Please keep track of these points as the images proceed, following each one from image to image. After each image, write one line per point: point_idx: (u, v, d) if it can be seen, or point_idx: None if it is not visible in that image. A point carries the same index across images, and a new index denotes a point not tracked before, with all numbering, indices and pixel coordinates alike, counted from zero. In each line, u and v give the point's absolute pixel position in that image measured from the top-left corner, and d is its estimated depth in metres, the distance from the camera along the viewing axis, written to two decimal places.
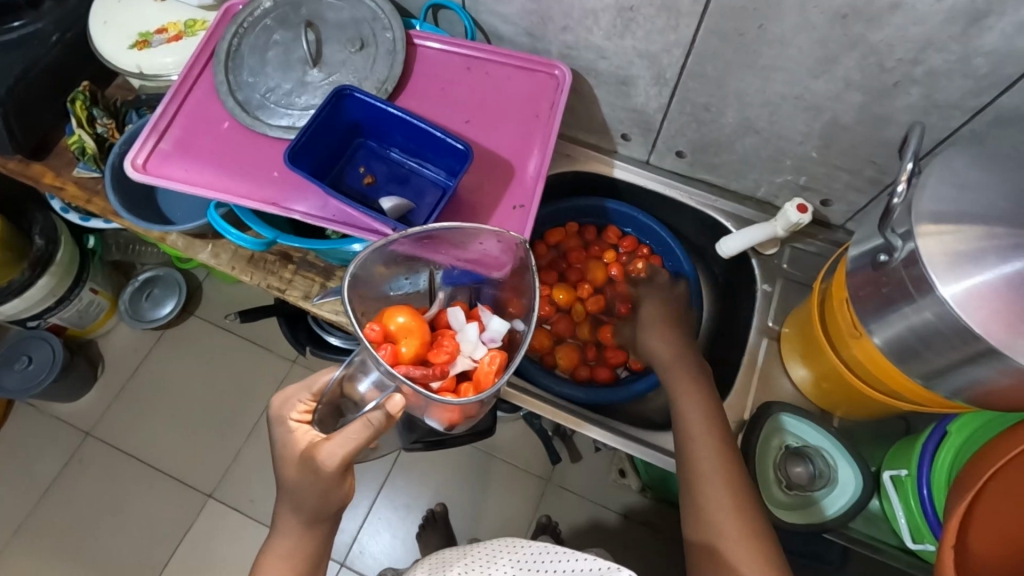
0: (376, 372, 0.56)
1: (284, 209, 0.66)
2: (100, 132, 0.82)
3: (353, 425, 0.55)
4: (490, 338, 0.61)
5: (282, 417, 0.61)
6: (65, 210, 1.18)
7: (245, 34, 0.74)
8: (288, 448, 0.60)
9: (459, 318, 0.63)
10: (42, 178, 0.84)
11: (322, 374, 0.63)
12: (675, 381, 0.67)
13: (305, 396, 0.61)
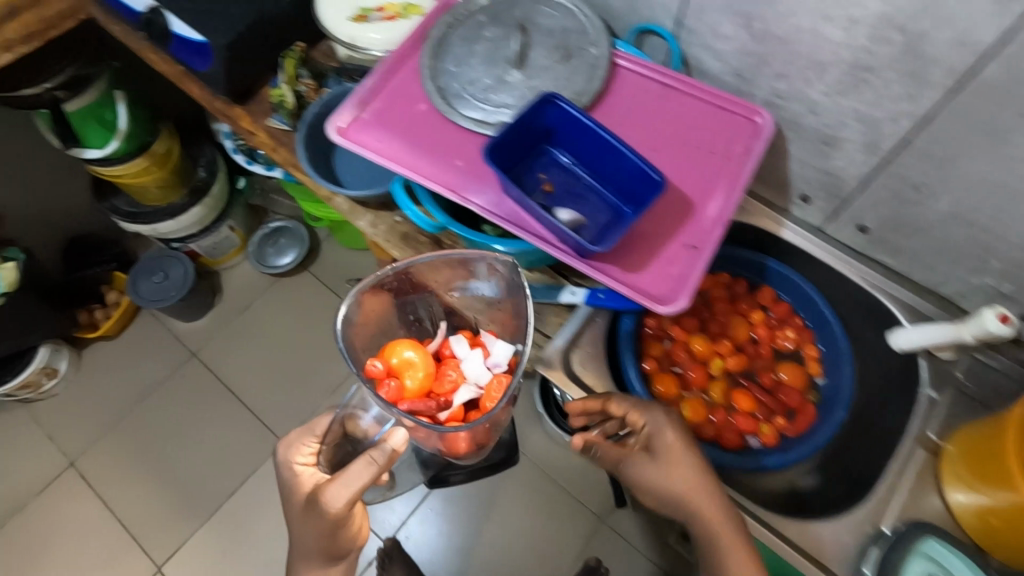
0: (376, 408, 0.64)
1: (462, 198, 0.67)
2: (301, 90, 0.87)
3: (352, 469, 0.64)
4: (495, 363, 0.66)
5: (288, 462, 0.72)
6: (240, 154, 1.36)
7: (458, 25, 0.77)
8: (295, 490, 0.71)
9: (461, 349, 0.69)
10: (240, 121, 0.92)
11: (321, 422, 0.74)
12: (716, 540, 0.58)
13: (309, 442, 0.73)
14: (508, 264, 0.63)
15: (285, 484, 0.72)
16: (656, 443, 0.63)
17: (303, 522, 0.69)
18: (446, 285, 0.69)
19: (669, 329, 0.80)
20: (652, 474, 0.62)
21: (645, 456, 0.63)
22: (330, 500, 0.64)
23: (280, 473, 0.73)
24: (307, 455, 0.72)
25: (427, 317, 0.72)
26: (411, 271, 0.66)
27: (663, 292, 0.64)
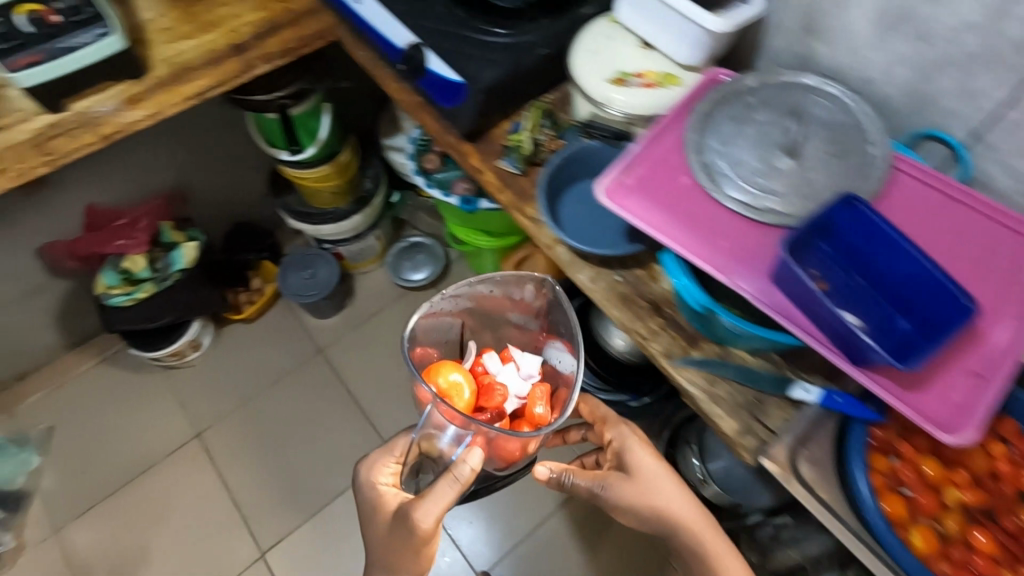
0: (451, 428, 0.81)
1: (732, 281, 0.67)
2: (540, 138, 0.92)
3: (439, 489, 0.77)
4: (529, 373, 0.96)
5: (371, 481, 0.88)
6: (430, 185, 1.44)
7: (726, 103, 0.77)
8: (382, 506, 0.86)
9: (495, 364, 0.98)
10: (470, 158, 0.95)
11: (398, 443, 0.90)
12: (700, 534, 0.85)
13: (391, 462, 0.89)
14: (550, 282, 0.91)
15: (368, 502, 0.87)
16: (621, 457, 0.90)
17: (391, 536, 0.83)
18: (499, 311, 0.99)
19: (897, 443, 0.73)
20: (628, 490, 0.85)
21: (622, 476, 0.87)
22: (418, 516, 0.78)
23: (364, 491, 0.88)
24: (388, 475, 0.88)
25: (456, 333, 1.01)
26: (460, 295, 0.96)
27: (946, 419, 0.61)
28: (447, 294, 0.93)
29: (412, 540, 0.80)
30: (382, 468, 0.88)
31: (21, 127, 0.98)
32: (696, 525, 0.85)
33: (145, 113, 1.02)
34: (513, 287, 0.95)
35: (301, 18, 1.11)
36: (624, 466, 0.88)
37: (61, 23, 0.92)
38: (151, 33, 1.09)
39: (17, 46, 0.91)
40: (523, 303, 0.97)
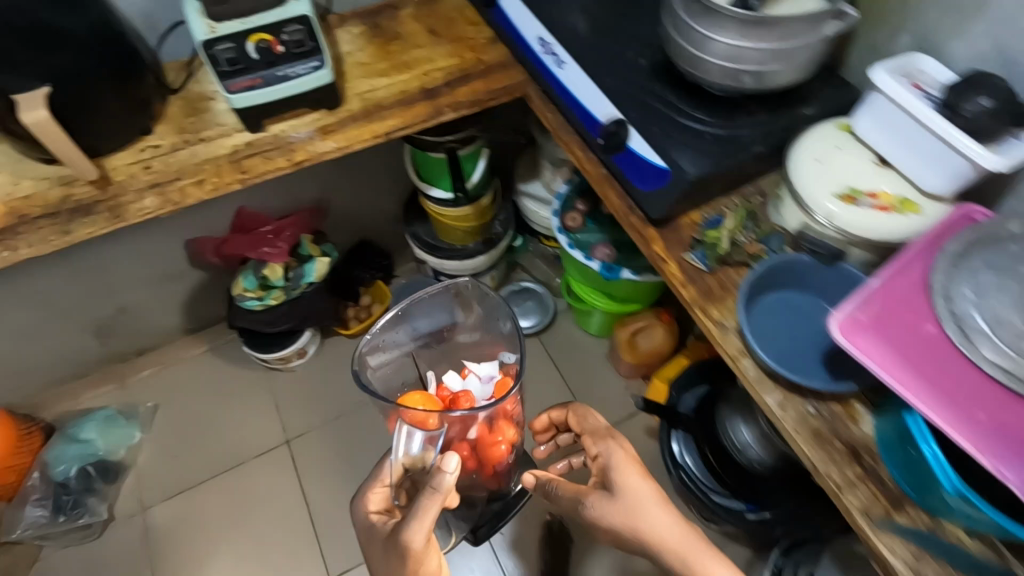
0: (416, 432, 0.80)
1: (992, 466, 0.60)
2: (739, 241, 0.86)
3: (420, 509, 0.76)
4: (489, 377, 0.95)
5: (364, 511, 0.88)
6: (572, 246, 1.41)
7: (986, 243, 0.66)
8: (372, 535, 0.86)
9: (456, 381, 0.95)
10: (653, 244, 0.90)
11: (381, 471, 0.91)
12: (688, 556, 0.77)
13: (376, 489, 0.90)
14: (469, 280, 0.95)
15: (368, 533, 0.87)
16: (608, 468, 0.86)
17: (389, 567, 0.82)
18: (448, 331, 0.99)
19: None
20: (614, 510, 0.82)
21: (604, 496, 0.84)
22: (405, 540, 0.77)
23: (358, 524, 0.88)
24: (377, 503, 0.89)
25: (421, 376, 0.97)
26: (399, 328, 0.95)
27: None
28: (391, 316, 0.94)
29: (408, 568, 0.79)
30: (370, 498, 0.88)
31: (224, 142, 1.03)
32: (690, 551, 0.77)
33: (336, 146, 1.02)
34: (433, 296, 0.96)
35: (492, 71, 1.12)
36: (612, 488, 0.84)
37: (282, 53, 0.95)
38: (348, 67, 1.13)
39: (240, 70, 0.94)
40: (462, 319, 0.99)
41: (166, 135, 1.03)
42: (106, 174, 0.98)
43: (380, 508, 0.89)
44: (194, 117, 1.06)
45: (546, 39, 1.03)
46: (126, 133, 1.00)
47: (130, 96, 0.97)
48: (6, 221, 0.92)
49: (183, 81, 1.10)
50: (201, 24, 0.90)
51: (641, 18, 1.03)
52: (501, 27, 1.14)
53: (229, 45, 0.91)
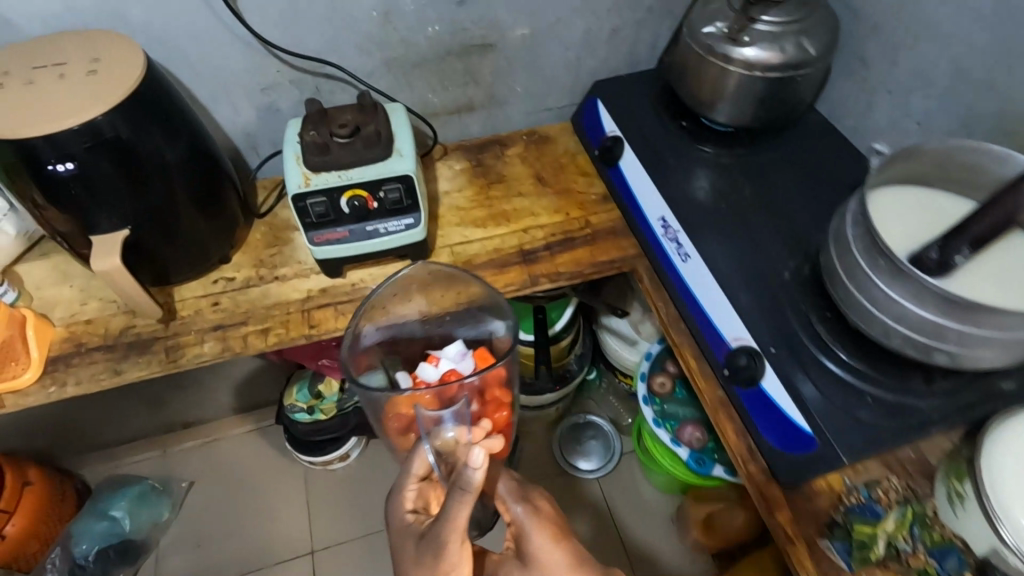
0: (443, 416, 0.72)
1: None
2: (898, 549, 0.66)
3: (451, 510, 0.61)
4: (463, 355, 0.91)
5: (398, 512, 0.70)
6: (658, 423, 1.22)
7: None
8: (400, 537, 0.68)
9: (432, 373, 0.88)
10: (777, 512, 0.70)
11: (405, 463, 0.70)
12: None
13: (409, 480, 0.70)
14: (426, 267, 0.84)
15: (397, 540, 0.69)
16: (523, 543, 0.70)
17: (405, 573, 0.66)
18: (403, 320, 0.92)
19: None
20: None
21: (517, 563, 0.70)
22: (440, 537, 0.62)
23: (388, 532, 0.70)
24: (410, 500, 0.70)
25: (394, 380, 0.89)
26: (390, 311, 0.89)
27: None
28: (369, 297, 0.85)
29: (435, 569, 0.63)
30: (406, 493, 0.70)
31: (300, 284, 0.95)
32: None
33: (417, 318, 0.92)
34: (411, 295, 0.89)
35: (599, 236, 0.99)
36: (524, 564, 0.69)
37: (376, 209, 0.86)
38: (443, 210, 1.03)
39: (327, 223, 0.86)
40: (407, 311, 0.91)
41: (242, 267, 0.97)
42: (172, 307, 0.91)
43: (415, 506, 0.70)
44: (275, 248, 0.99)
45: (668, 222, 0.90)
46: (202, 264, 0.93)
47: (214, 227, 0.92)
48: (62, 347, 0.87)
49: (271, 204, 1.04)
50: (297, 174, 0.83)
51: (789, 214, 0.87)
52: (613, 185, 1.01)
53: (321, 198, 0.83)
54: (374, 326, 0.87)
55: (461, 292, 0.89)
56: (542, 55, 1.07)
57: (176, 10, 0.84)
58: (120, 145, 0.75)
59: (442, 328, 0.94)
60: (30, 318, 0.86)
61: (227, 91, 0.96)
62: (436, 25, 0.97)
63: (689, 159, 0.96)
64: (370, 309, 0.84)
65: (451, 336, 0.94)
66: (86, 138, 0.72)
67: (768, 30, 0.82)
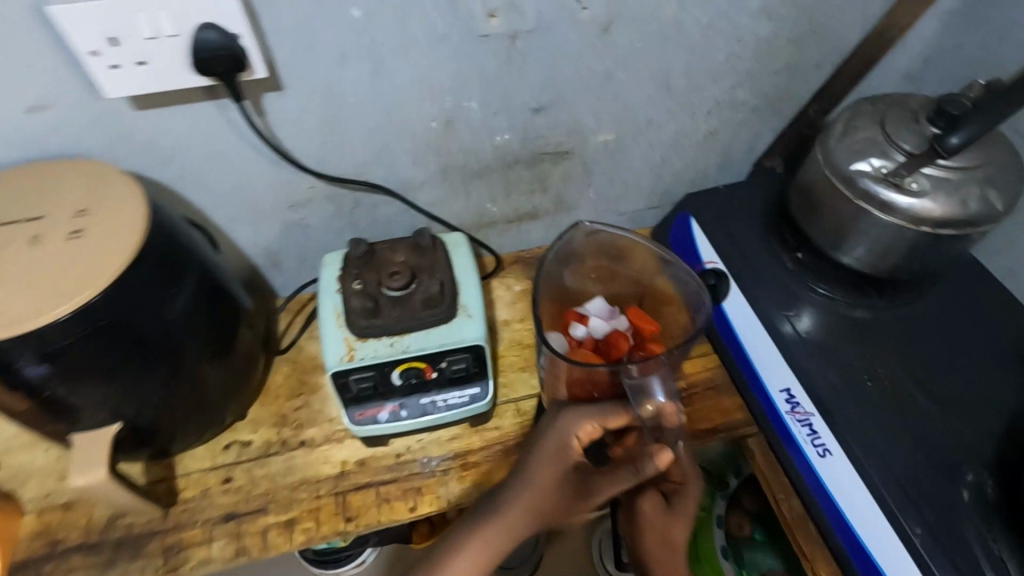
0: (652, 384, 0.63)
1: None
2: None
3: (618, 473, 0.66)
4: (611, 315, 0.79)
5: (567, 435, 0.66)
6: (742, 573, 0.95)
7: None
8: (555, 465, 0.66)
9: (585, 335, 0.76)
10: None
11: (598, 417, 0.65)
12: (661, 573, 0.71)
13: (590, 431, 0.64)
14: (590, 226, 0.75)
15: (543, 457, 0.66)
16: (676, 501, 0.74)
17: (542, 487, 0.66)
18: (562, 272, 0.79)
19: None
20: (660, 526, 0.73)
21: (659, 501, 0.74)
22: (602, 489, 0.65)
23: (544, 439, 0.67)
24: (581, 437, 0.65)
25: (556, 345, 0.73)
26: (556, 263, 0.77)
27: None
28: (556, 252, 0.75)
29: (575, 505, 0.66)
30: (586, 430, 0.64)
31: (330, 453, 0.77)
32: None
33: (572, 278, 0.80)
34: (572, 253, 0.78)
35: (694, 392, 0.82)
36: (671, 514, 0.73)
37: (435, 381, 0.69)
38: (503, 348, 0.86)
39: (373, 397, 0.68)
40: (570, 277, 0.80)
41: (260, 426, 0.79)
42: (172, 485, 0.73)
43: (583, 441, 0.65)
44: (300, 400, 0.81)
45: (795, 398, 0.72)
46: (212, 429, 0.75)
47: (225, 390, 0.73)
48: (32, 547, 0.69)
49: (294, 337, 0.86)
50: (338, 343, 0.65)
51: (952, 402, 0.69)
52: (712, 327, 0.83)
53: (368, 373, 0.65)
54: (561, 275, 0.78)
55: (628, 251, 0.78)
56: (625, 161, 0.89)
57: (187, 130, 0.65)
58: (117, 324, 0.58)
59: (581, 284, 0.81)
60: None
61: (248, 212, 0.77)
62: (506, 134, 0.78)
63: (810, 308, 0.78)
64: (556, 251, 0.75)
65: (588, 294, 0.82)
66: (78, 329, 0.55)
67: (940, 179, 0.65)
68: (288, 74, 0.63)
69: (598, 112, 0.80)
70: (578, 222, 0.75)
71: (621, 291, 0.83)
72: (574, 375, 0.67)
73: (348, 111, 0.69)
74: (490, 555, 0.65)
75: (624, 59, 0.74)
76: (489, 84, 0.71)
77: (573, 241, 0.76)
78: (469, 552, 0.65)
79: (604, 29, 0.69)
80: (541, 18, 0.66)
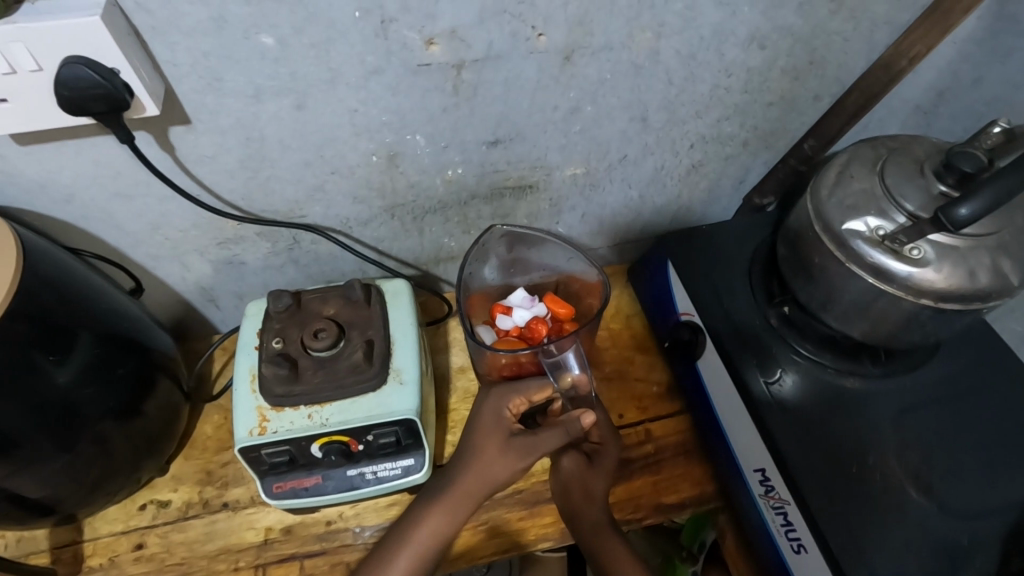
0: (567, 355, 0.66)
1: None
2: None
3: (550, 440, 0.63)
4: (533, 302, 0.76)
5: (502, 405, 0.64)
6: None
7: None
8: (490, 431, 0.64)
9: (509, 327, 0.73)
10: None
11: (523, 387, 0.65)
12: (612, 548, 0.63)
13: (519, 398, 0.64)
14: (504, 228, 0.71)
15: (478, 435, 0.64)
16: (597, 459, 0.69)
17: (479, 458, 0.63)
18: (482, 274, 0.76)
19: None
20: (580, 479, 0.67)
21: (580, 456, 0.68)
22: (538, 449, 0.62)
23: (479, 411, 0.65)
24: (514, 405, 0.65)
25: (483, 338, 0.71)
26: (475, 263, 0.74)
27: None
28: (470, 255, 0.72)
29: (516, 471, 0.63)
30: (516, 403, 0.64)
31: (255, 519, 0.69)
32: None
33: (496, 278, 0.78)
34: (489, 253, 0.74)
35: (662, 459, 0.74)
36: (592, 467, 0.68)
37: (361, 452, 0.61)
38: (454, 400, 0.78)
39: (293, 469, 0.62)
40: (490, 274, 0.77)
41: (182, 483, 0.72)
42: (78, 551, 0.67)
43: (515, 413, 0.65)
44: (229, 454, 0.74)
45: (769, 481, 0.64)
46: (126, 489, 0.68)
47: (138, 450, 0.66)
48: None
49: (228, 380, 0.79)
50: (250, 413, 0.58)
51: (948, 497, 0.61)
52: (687, 387, 0.76)
53: (282, 447, 0.58)
54: (482, 270, 0.76)
55: (543, 247, 0.75)
56: (596, 196, 0.80)
57: (85, 167, 0.58)
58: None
59: (506, 277, 0.79)
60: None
61: (170, 251, 0.70)
62: (459, 168, 0.70)
63: (795, 373, 0.69)
64: (471, 255, 0.72)
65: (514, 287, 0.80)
66: None
67: (946, 247, 0.56)
68: (196, 108, 0.55)
69: (564, 145, 0.71)
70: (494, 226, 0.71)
71: (535, 288, 0.79)
72: (499, 361, 0.67)
73: (272, 145, 0.61)
74: (440, 534, 0.61)
75: (589, 89, 0.65)
76: (434, 117, 0.63)
77: (489, 242, 0.73)
78: (417, 537, 0.61)
79: (565, 57, 0.61)
80: (490, 47, 0.58)
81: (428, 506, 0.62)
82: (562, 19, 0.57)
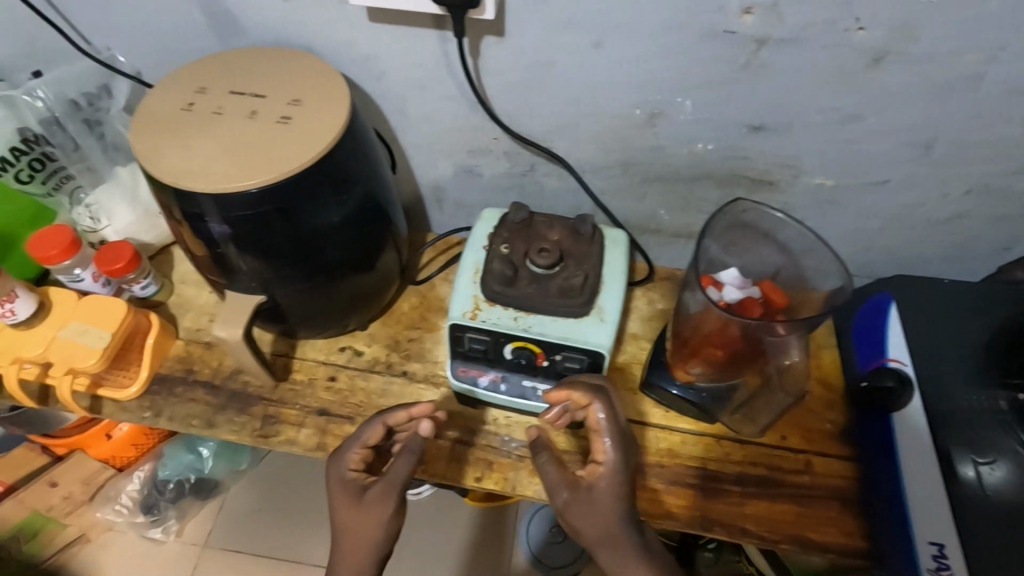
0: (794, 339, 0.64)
1: None
2: None
3: (398, 471, 0.61)
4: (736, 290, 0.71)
5: (343, 460, 0.64)
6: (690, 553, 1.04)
7: None
8: (337, 501, 0.63)
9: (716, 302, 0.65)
10: None
11: (366, 429, 0.65)
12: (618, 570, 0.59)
13: (357, 447, 0.64)
14: (748, 205, 0.66)
15: (332, 502, 0.64)
16: (602, 487, 0.58)
17: (349, 526, 0.63)
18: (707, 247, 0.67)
19: None
20: (586, 517, 0.58)
21: (574, 486, 0.59)
22: (389, 487, 0.61)
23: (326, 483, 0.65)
24: (354, 459, 0.64)
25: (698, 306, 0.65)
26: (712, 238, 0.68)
27: None
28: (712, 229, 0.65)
29: (394, 513, 0.62)
30: (353, 457, 0.64)
31: (425, 395, 0.78)
32: None
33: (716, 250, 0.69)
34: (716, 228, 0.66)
35: (815, 494, 0.70)
36: (597, 497, 0.58)
37: (543, 368, 0.66)
38: (620, 361, 0.80)
39: (480, 359, 0.68)
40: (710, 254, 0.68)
41: (374, 342, 0.83)
42: (289, 363, 0.80)
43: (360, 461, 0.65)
44: (416, 333, 0.83)
45: (946, 558, 0.58)
46: (334, 329, 0.80)
47: (356, 300, 0.77)
48: (173, 367, 0.79)
49: (430, 273, 0.88)
50: (466, 299, 0.65)
51: None
52: (867, 441, 0.71)
53: (484, 336, 0.65)
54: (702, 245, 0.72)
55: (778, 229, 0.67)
56: (831, 213, 0.76)
57: (404, 51, 0.68)
58: (272, 227, 0.63)
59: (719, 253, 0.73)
60: (121, 301, 0.76)
61: (428, 145, 0.79)
62: (709, 143, 0.71)
63: (1013, 465, 0.61)
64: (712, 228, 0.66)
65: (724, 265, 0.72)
66: (257, 204, 0.60)
67: None
68: (515, 22, 0.62)
69: (824, 150, 0.69)
70: (739, 200, 0.66)
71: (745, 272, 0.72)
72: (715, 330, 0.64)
73: (558, 74, 0.66)
74: None
75: (881, 98, 0.62)
76: (712, 85, 0.64)
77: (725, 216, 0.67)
78: None
79: (873, 60, 0.59)
80: (801, 29, 0.58)
81: (341, 563, 0.64)
82: (890, 18, 0.55)
